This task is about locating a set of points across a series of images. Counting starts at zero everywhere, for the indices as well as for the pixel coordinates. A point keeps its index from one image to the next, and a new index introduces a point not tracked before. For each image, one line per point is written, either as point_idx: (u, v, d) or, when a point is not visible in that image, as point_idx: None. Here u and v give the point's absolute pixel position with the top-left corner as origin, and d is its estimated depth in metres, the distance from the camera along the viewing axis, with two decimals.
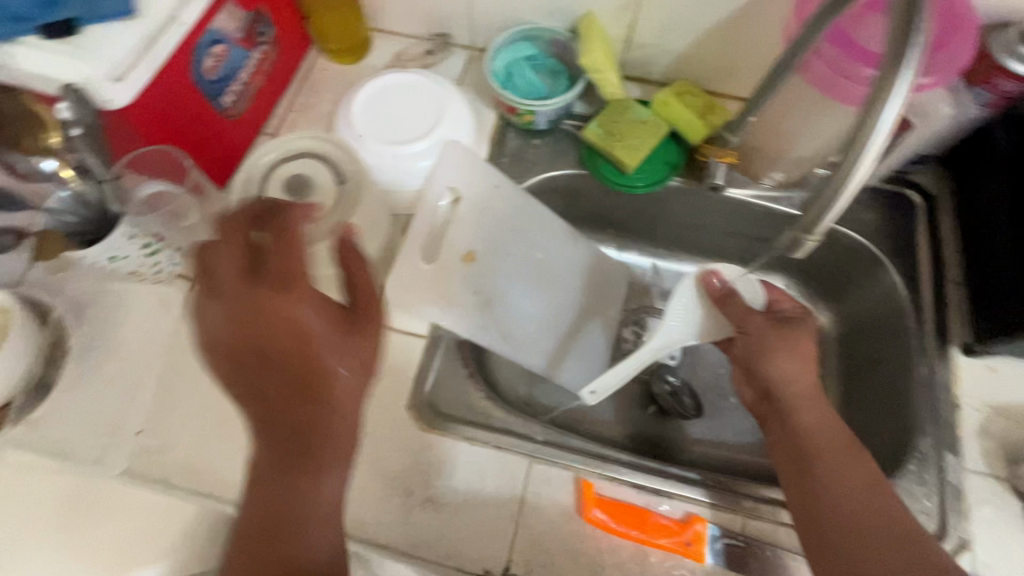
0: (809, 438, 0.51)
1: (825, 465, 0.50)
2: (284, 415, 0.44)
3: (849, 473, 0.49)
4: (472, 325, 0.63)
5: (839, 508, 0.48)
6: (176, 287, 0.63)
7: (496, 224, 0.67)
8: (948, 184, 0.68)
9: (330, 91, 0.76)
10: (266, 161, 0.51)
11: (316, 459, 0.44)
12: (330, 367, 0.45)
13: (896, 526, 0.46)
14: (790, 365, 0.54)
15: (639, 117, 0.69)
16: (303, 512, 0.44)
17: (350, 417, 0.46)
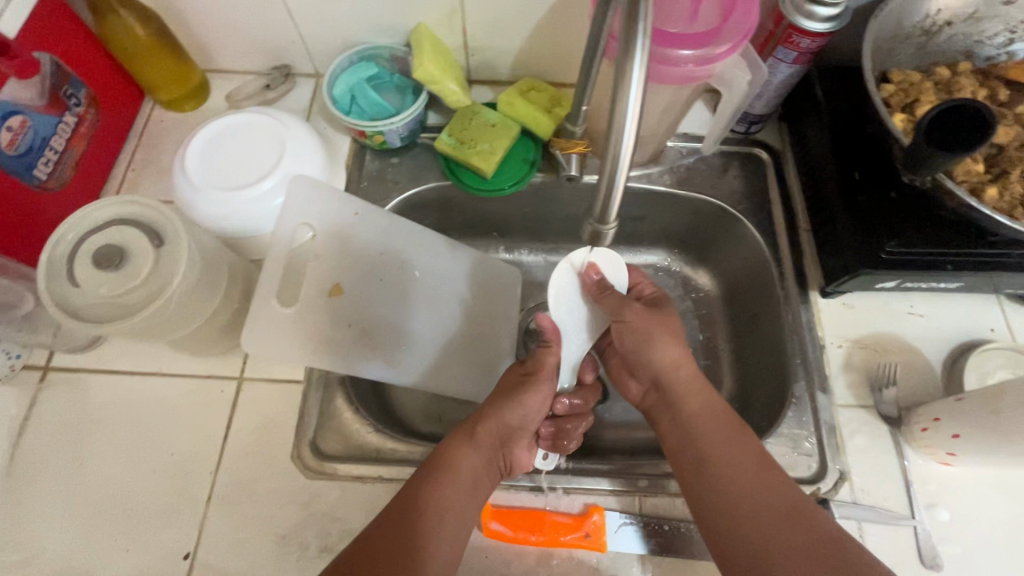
0: (696, 426, 0.53)
1: (713, 450, 0.50)
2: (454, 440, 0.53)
3: (738, 454, 0.49)
4: (352, 359, 0.61)
5: (732, 490, 0.48)
6: (23, 382, 0.58)
7: (363, 252, 0.65)
8: (787, 139, 0.72)
9: (170, 142, 0.72)
10: (71, 239, 0.48)
11: (456, 474, 0.50)
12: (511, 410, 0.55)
13: (787, 498, 0.46)
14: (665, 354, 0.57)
15: (488, 122, 0.69)
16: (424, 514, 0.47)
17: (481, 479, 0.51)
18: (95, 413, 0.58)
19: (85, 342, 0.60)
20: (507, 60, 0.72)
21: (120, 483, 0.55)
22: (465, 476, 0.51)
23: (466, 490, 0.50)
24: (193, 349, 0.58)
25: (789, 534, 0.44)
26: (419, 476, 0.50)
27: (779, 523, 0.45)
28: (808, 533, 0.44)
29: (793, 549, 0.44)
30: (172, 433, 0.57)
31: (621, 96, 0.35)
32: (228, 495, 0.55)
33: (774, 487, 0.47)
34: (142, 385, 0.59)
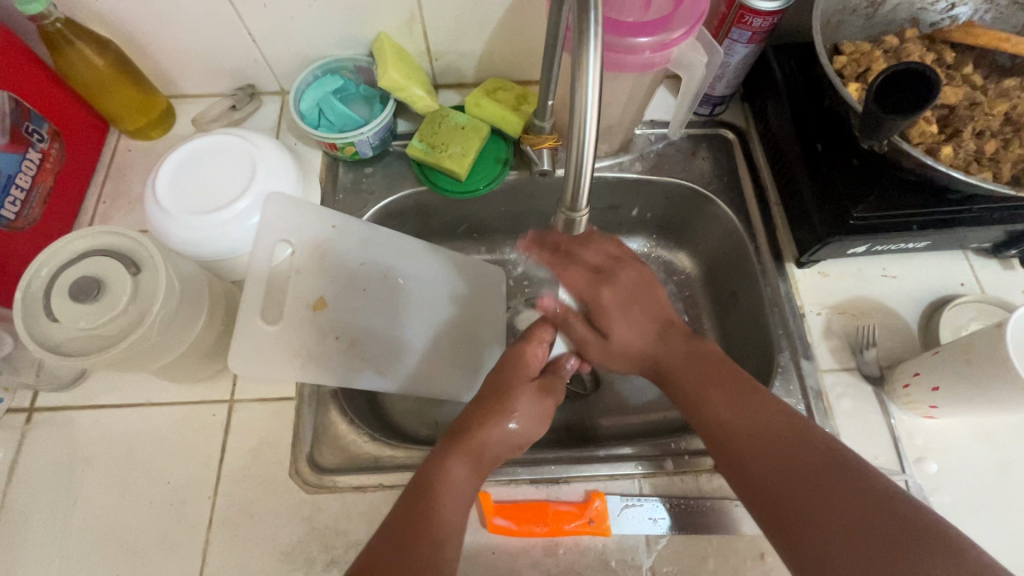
0: (682, 372, 0.54)
1: (704, 392, 0.51)
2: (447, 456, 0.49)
3: (727, 390, 0.51)
4: (341, 371, 0.61)
5: (728, 426, 0.49)
6: (8, 426, 0.57)
7: (344, 262, 0.65)
8: (751, 118, 0.74)
9: (139, 170, 0.71)
10: (44, 275, 0.47)
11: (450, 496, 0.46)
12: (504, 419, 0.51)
13: (781, 426, 0.47)
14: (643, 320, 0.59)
15: (456, 124, 0.69)
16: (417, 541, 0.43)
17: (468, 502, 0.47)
18: (85, 450, 0.57)
19: (69, 379, 0.59)
20: (471, 62, 0.73)
21: (117, 518, 0.54)
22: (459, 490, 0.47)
23: (462, 504, 0.47)
24: (181, 376, 0.58)
25: (783, 457, 0.45)
26: (414, 492, 0.46)
27: (773, 448, 0.46)
28: (801, 454, 0.45)
29: (791, 470, 0.44)
30: (166, 463, 0.57)
31: (579, 90, 0.36)
32: (228, 518, 0.54)
33: (766, 416, 0.48)
34: (131, 417, 0.58)
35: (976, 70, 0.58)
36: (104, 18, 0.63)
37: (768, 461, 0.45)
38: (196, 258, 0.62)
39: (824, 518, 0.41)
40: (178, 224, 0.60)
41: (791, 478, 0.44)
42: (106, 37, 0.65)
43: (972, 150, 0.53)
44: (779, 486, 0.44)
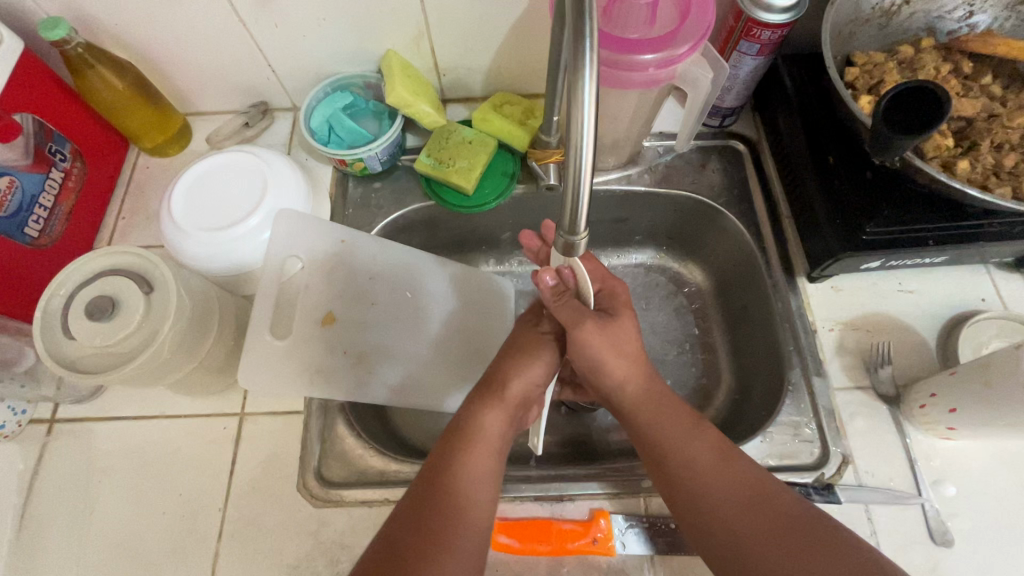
0: (650, 425, 0.52)
1: (677, 454, 0.49)
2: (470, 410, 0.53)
3: (702, 456, 0.49)
4: (348, 385, 0.62)
5: (709, 491, 0.47)
6: (29, 437, 0.59)
7: (352, 277, 0.66)
8: (762, 129, 0.73)
9: (157, 187, 0.73)
10: (62, 295, 0.49)
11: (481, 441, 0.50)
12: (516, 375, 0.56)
13: (757, 489, 0.46)
14: None
15: (464, 139, 0.70)
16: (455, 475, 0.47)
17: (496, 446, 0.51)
18: (102, 460, 0.59)
19: (88, 391, 0.61)
20: (479, 77, 0.74)
21: (129, 529, 0.56)
22: (492, 438, 0.51)
23: (495, 450, 0.51)
24: (193, 390, 0.59)
25: (755, 518, 0.45)
26: (450, 441, 0.51)
27: (753, 520, 0.45)
28: (781, 519, 0.44)
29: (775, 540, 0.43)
30: (177, 475, 0.58)
31: (575, 119, 0.36)
32: (237, 531, 0.55)
33: (744, 478, 0.47)
34: (146, 428, 0.60)
35: (995, 81, 0.56)
36: (124, 41, 0.65)
37: (752, 530, 0.44)
38: (208, 274, 0.63)
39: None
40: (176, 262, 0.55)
41: (778, 549, 0.43)
42: (124, 59, 0.67)
43: (989, 164, 0.51)
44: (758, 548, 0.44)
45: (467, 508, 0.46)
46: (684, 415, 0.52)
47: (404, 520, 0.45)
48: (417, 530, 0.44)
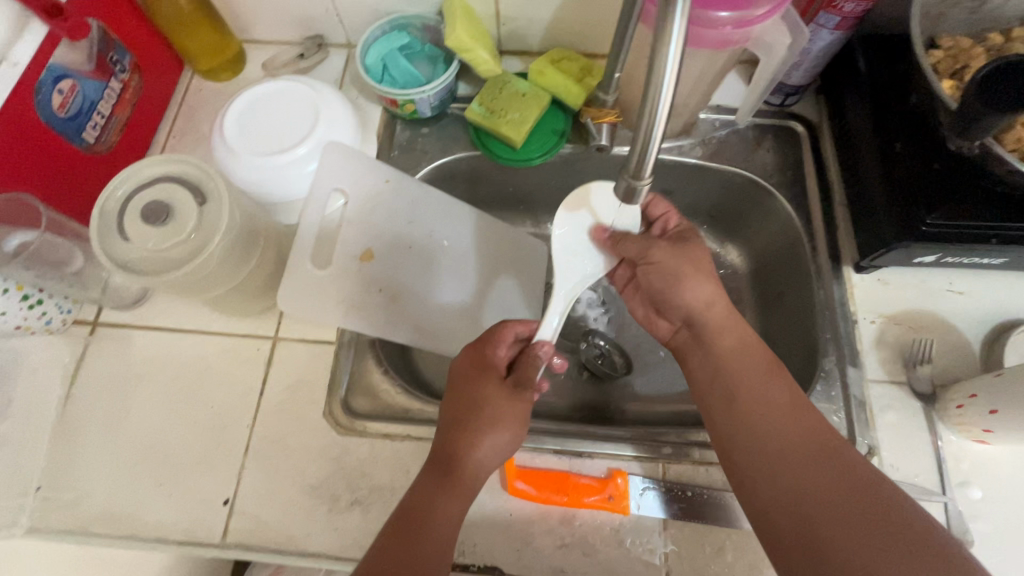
0: (727, 366, 0.53)
1: (751, 393, 0.51)
2: (439, 453, 0.50)
3: (775, 398, 0.50)
4: (381, 321, 0.63)
5: (771, 427, 0.49)
6: (73, 336, 0.61)
7: (392, 217, 0.66)
8: (825, 112, 0.71)
9: (208, 110, 0.74)
10: (119, 197, 0.50)
11: (448, 492, 0.48)
12: (478, 416, 0.50)
13: (819, 442, 0.47)
14: (701, 287, 0.53)
15: (518, 90, 0.68)
16: (417, 526, 0.46)
17: (458, 500, 0.48)
18: (140, 365, 0.61)
19: (131, 299, 0.63)
20: (539, 30, 0.72)
21: (162, 434, 0.58)
22: (459, 491, 0.48)
23: (464, 499, 0.48)
24: (232, 308, 0.61)
25: (823, 475, 0.45)
26: (426, 481, 0.49)
27: (813, 469, 0.46)
28: (836, 474, 0.45)
29: (829, 492, 0.44)
30: (210, 388, 0.60)
31: (658, 64, 0.35)
32: (264, 448, 0.57)
33: (810, 427, 0.48)
34: (183, 340, 0.62)
35: None
36: None
37: (798, 474, 0.46)
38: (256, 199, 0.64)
39: (848, 539, 0.41)
40: (218, 215, 0.49)
41: (822, 490, 0.44)
42: None
43: None
44: (818, 505, 0.44)
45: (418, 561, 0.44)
46: (764, 359, 0.53)
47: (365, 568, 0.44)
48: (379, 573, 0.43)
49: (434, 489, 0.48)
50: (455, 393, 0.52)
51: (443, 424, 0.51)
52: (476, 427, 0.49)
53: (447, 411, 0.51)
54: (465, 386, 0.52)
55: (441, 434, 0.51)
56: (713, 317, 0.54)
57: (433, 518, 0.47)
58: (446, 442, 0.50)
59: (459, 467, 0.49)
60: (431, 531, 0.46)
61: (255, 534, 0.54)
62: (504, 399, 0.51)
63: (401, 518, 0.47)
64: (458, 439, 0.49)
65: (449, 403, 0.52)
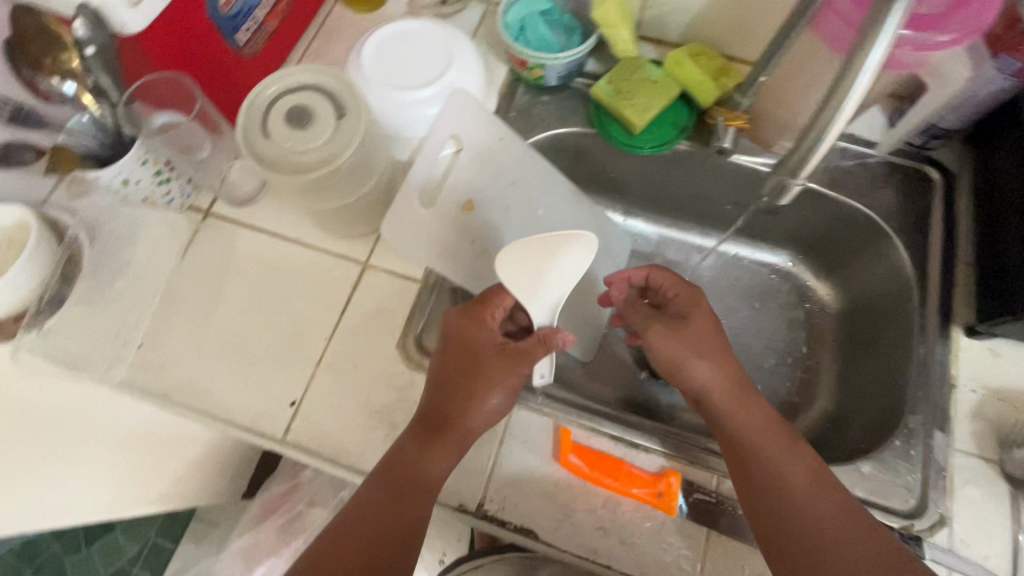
0: (744, 438, 0.51)
1: (773, 467, 0.50)
2: (429, 411, 0.51)
3: (798, 472, 0.49)
4: (467, 272, 0.64)
5: (801, 513, 0.48)
6: (187, 219, 0.65)
7: (498, 175, 0.67)
8: (966, 163, 0.66)
9: (344, 37, 0.76)
10: (269, 93, 0.52)
11: (436, 449, 0.50)
12: (471, 380, 0.51)
13: (845, 523, 0.47)
14: (702, 368, 0.54)
15: (650, 76, 0.67)
16: (406, 484, 0.49)
17: (446, 458, 0.50)
18: (238, 260, 0.64)
19: (244, 197, 0.66)
20: (683, 20, 0.70)
21: (247, 327, 0.61)
22: (446, 453, 0.50)
23: (453, 456, 0.51)
24: (333, 226, 0.63)
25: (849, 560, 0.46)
26: (416, 437, 0.51)
27: (843, 555, 0.46)
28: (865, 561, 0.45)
29: None
30: (296, 296, 0.62)
31: (851, 82, 0.37)
32: (336, 363, 0.59)
33: (835, 505, 0.48)
34: (280, 246, 0.64)
35: None
36: None
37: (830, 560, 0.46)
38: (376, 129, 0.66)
39: None
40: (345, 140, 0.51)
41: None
42: None
43: None
44: None
45: (405, 515, 0.48)
46: (780, 430, 0.52)
47: (361, 519, 0.48)
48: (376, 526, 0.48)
49: (421, 450, 0.50)
50: (448, 350, 0.52)
51: (435, 383, 0.52)
52: (474, 393, 0.51)
53: (439, 369, 0.52)
54: (458, 347, 0.52)
55: (430, 402, 0.51)
56: (718, 397, 0.53)
57: (422, 472, 0.49)
58: (438, 402, 0.51)
59: (451, 432, 0.50)
60: (422, 492, 0.49)
61: (315, 440, 0.56)
62: (498, 363, 0.51)
63: (390, 476, 0.50)
64: (448, 402, 0.51)
65: (440, 359, 0.52)
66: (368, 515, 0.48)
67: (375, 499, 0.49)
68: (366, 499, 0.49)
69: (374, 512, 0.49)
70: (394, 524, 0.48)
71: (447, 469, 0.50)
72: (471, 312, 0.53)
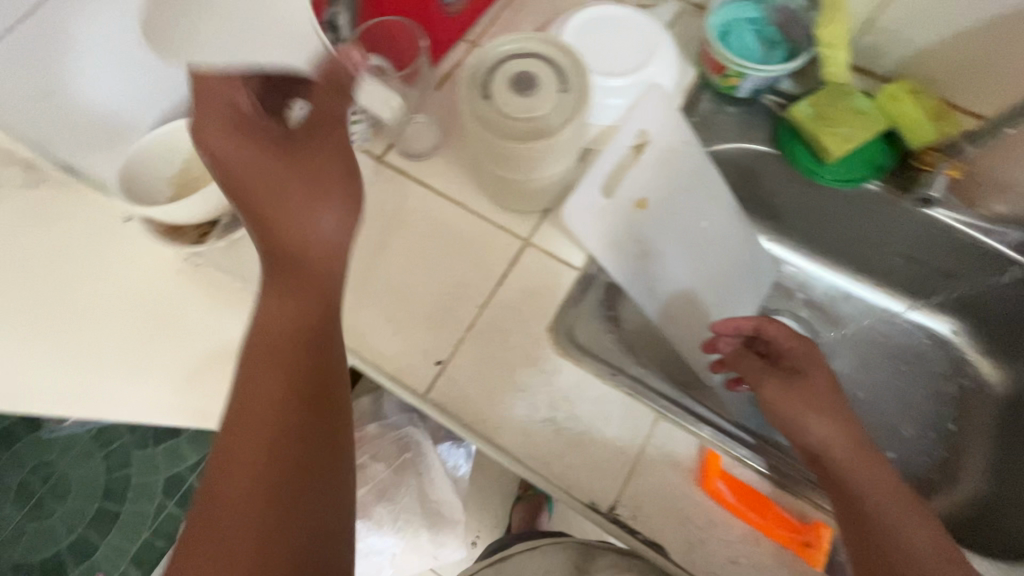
0: (865, 492, 0.49)
1: (897, 528, 0.46)
2: (292, 315, 0.42)
3: (925, 543, 0.46)
4: (627, 270, 0.62)
5: None
6: (361, 161, 0.66)
7: (673, 180, 0.65)
8: None
9: (533, 9, 0.74)
10: (500, 51, 0.51)
11: (288, 349, 0.41)
12: (292, 236, 0.41)
13: None
14: (821, 424, 0.52)
15: (858, 107, 0.64)
16: (256, 404, 0.40)
17: (274, 362, 0.41)
18: (402, 211, 0.64)
19: (417, 152, 0.67)
20: (903, 54, 0.65)
21: (403, 278, 0.61)
22: (284, 355, 0.41)
23: (313, 355, 0.42)
24: (502, 196, 0.63)
25: None
26: (250, 356, 0.41)
27: None
28: None
29: None
30: (454, 258, 0.62)
31: None
32: (486, 333, 0.59)
33: None
34: (443, 206, 0.65)
35: None
36: None
37: None
38: None
39: None
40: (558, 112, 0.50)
41: None
42: None
43: None
44: None
45: (287, 446, 0.39)
46: (908, 496, 0.49)
47: (224, 460, 0.39)
48: (276, 464, 0.39)
49: (259, 366, 0.41)
50: (235, 161, 0.41)
51: (279, 270, 0.43)
52: (309, 247, 0.42)
53: (255, 201, 0.41)
54: (262, 176, 0.41)
55: (280, 310, 0.42)
56: (840, 452, 0.51)
57: (277, 376, 0.41)
58: (279, 299, 0.42)
59: (301, 347, 0.42)
60: (308, 403, 0.41)
61: (455, 404, 0.56)
62: (314, 198, 0.42)
63: (241, 407, 0.40)
64: (301, 291, 0.42)
65: (261, 179, 0.41)
66: (251, 461, 0.38)
67: (260, 444, 0.39)
68: (226, 438, 0.39)
69: (252, 458, 0.38)
70: (298, 454, 0.39)
71: (311, 364, 0.42)
72: (195, 133, 0.41)
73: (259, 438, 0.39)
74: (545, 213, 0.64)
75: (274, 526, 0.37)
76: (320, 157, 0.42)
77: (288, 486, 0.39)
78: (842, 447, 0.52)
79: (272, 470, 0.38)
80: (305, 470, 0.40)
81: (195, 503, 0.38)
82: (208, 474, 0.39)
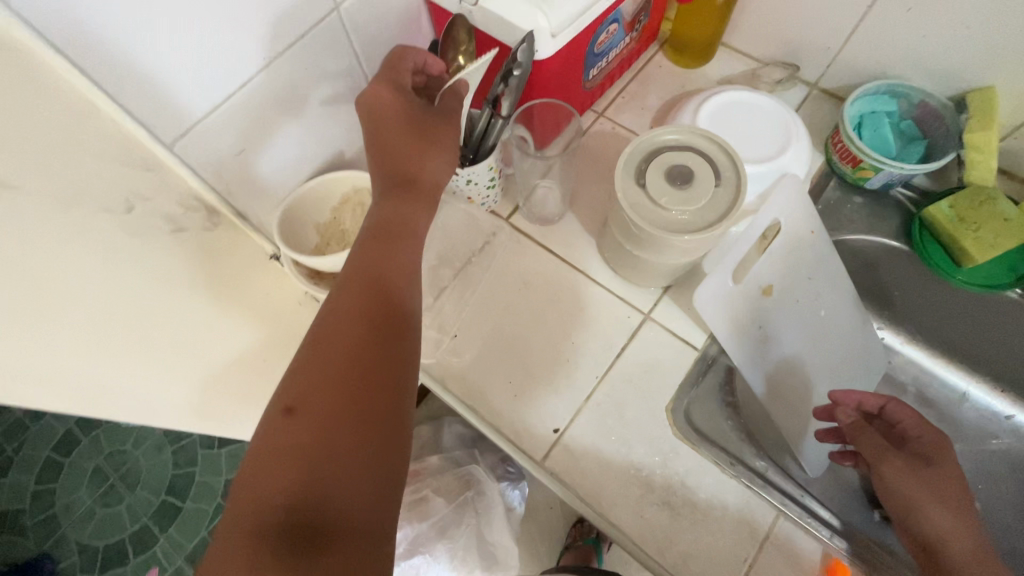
0: None
1: None
2: (380, 245, 0.45)
3: None
4: (747, 355, 0.62)
5: None
6: (489, 221, 0.69)
7: (798, 268, 0.65)
8: None
9: (661, 84, 0.77)
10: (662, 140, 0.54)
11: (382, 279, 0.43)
12: (413, 203, 0.48)
13: None
14: (946, 519, 0.50)
15: (1003, 212, 0.62)
16: (338, 324, 0.40)
17: (366, 285, 0.42)
18: (526, 273, 0.66)
19: (543, 216, 0.69)
20: None
21: (524, 340, 0.63)
22: (364, 275, 0.43)
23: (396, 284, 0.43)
24: (627, 269, 0.64)
25: None
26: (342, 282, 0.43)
27: None
28: None
29: None
30: (575, 325, 0.63)
31: None
32: (603, 405, 0.60)
33: None
34: (566, 271, 0.66)
35: None
36: None
37: None
38: None
39: None
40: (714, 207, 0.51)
41: None
42: None
43: None
44: None
45: (360, 361, 0.39)
46: None
47: (301, 374, 0.38)
48: (344, 376, 0.38)
49: (348, 287, 0.42)
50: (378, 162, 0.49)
51: (376, 217, 0.47)
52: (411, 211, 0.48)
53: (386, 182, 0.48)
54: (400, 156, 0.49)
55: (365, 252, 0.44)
56: (960, 550, 0.49)
57: (362, 295, 0.42)
58: (376, 241, 0.45)
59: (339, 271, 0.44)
60: (400, 347, 0.41)
61: (571, 475, 0.57)
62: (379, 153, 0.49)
63: (320, 332, 0.40)
64: (396, 231, 0.46)
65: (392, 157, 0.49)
66: (327, 371, 0.38)
67: (341, 360, 0.39)
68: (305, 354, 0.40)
69: (324, 368, 0.38)
70: (360, 369, 0.38)
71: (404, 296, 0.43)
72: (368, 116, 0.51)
73: (343, 358, 0.39)
74: (666, 288, 0.65)
75: (338, 424, 0.36)
76: (436, 158, 0.50)
77: (357, 395, 0.38)
78: (960, 542, 0.49)
79: (339, 376, 0.38)
80: (364, 402, 0.37)
81: (261, 427, 0.36)
82: (282, 391, 0.38)
